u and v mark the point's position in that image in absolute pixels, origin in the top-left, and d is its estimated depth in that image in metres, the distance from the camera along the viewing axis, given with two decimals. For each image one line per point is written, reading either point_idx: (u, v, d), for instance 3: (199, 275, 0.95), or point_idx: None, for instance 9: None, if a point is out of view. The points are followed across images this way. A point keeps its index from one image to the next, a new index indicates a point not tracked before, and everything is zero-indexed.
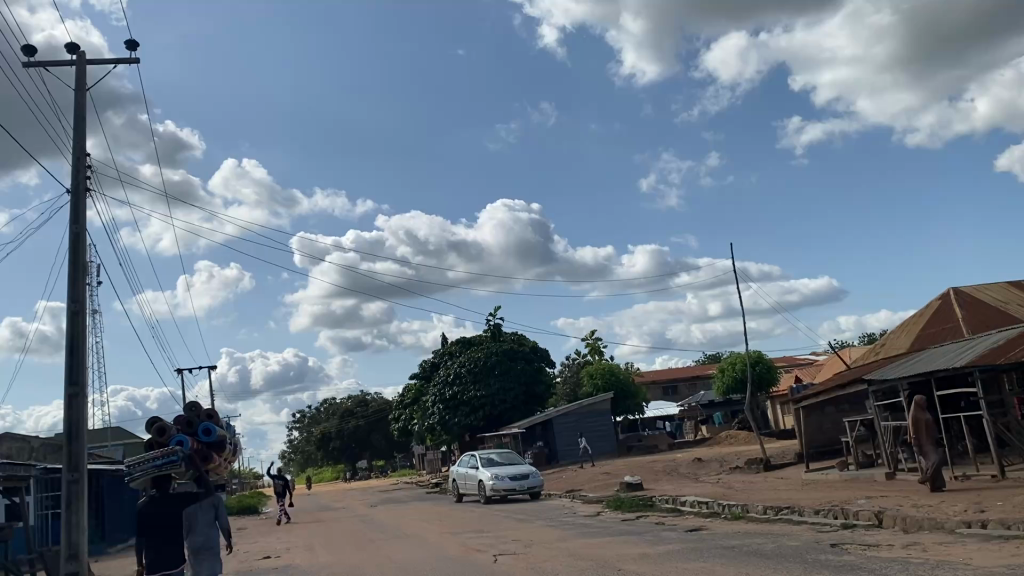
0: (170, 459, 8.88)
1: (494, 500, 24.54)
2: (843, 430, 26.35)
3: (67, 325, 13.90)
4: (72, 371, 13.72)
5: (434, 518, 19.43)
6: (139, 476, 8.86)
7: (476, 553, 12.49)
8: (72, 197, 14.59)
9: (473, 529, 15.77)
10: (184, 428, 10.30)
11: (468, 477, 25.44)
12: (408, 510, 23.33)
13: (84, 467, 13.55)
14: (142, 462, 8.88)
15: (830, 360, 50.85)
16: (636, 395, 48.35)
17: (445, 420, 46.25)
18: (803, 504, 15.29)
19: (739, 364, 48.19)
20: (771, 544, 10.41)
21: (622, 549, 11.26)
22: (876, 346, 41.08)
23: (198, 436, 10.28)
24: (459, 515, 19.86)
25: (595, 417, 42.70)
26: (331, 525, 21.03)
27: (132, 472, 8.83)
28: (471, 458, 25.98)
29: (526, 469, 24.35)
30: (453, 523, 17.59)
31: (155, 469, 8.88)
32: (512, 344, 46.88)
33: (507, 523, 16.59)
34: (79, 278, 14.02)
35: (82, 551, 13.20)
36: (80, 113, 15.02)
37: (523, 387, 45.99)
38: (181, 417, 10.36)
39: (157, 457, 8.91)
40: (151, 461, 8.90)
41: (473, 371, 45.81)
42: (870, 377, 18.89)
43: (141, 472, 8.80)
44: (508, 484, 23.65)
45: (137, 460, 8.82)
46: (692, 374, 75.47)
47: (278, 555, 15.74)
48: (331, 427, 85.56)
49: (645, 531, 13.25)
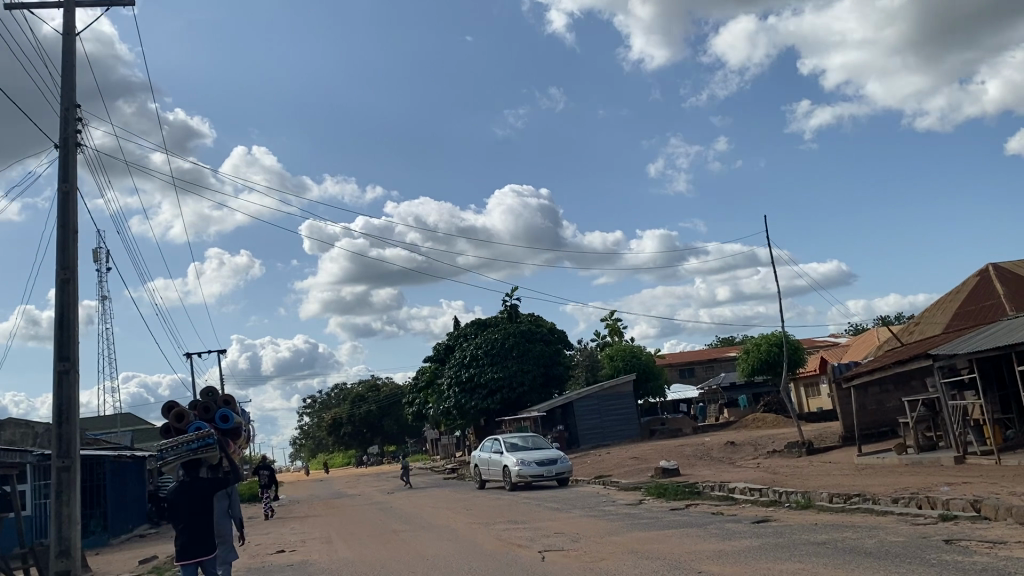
0: (205, 442, 8.81)
1: (520, 486, 23.11)
2: (887, 411, 24.81)
3: (56, 295, 12.43)
4: (63, 346, 12.27)
5: (459, 507, 18.05)
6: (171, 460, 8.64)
7: (516, 549, 11.02)
8: (60, 152, 13.09)
9: (507, 520, 14.32)
10: (200, 413, 9.77)
11: (491, 463, 23.99)
12: (429, 499, 21.95)
13: (76, 453, 12.10)
14: (175, 446, 8.70)
15: (857, 339, 49.19)
16: (658, 378, 46.86)
17: (461, 404, 44.88)
18: (872, 491, 13.84)
19: (764, 345, 46.58)
20: (869, 540, 8.88)
21: (690, 545, 9.75)
22: (910, 326, 39.29)
23: (214, 422, 9.81)
24: (486, 503, 18.48)
25: (617, 399, 41.20)
26: (347, 514, 19.70)
27: (165, 455, 8.62)
28: (494, 443, 24.54)
29: (554, 454, 22.89)
30: (482, 513, 16.19)
31: (189, 453, 8.74)
32: (530, 325, 45.47)
33: (543, 512, 15.16)
34: (69, 242, 12.55)
35: (75, 547, 11.81)
36: (69, 61, 13.49)
37: (542, 370, 44.55)
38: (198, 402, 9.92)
39: (192, 440, 8.81)
40: (184, 446, 8.76)
41: (489, 352, 44.36)
42: (935, 352, 17.23)
43: (175, 455, 8.62)
44: (535, 470, 22.20)
45: (170, 443, 8.65)
46: (709, 357, 73.92)
47: (292, 549, 14.32)
48: (343, 412, 84.44)
49: (705, 522, 11.76)
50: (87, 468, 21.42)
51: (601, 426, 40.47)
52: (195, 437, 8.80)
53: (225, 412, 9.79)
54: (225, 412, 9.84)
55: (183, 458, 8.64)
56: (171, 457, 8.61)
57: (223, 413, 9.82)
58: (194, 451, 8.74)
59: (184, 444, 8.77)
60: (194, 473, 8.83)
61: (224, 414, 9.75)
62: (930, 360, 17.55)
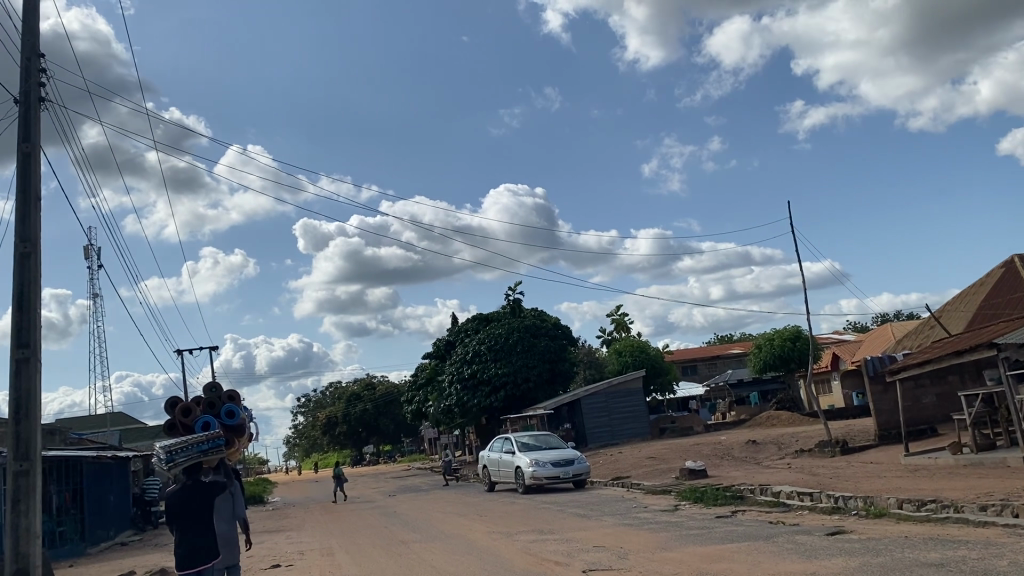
0: (214, 442, 8.12)
1: (533, 489, 21.48)
2: (923, 407, 23.28)
3: (15, 272, 10.73)
4: (22, 331, 10.56)
5: (472, 513, 16.45)
6: (179, 461, 7.92)
7: (554, 566, 9.40)
8: (20, 109, 11.38)
9: (532, 530, 12.71)
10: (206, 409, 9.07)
11: (501, 464, 22.35)
12: (436, 502, 20.32)
13: (37, 455, 10.38)
14: (183, 447, 8.00)
15: (872, 334, 47.71)
16: (667, 374, 45.27)
17: (463, 402, 43.18)
18: (945, 495, 12.30)
19: (776, 340, 45.02)
20: (997, 561, 7.26)
21: (769, 564, 8.11)
22: (942, 313, 37.32)
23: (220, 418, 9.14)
24: (501, 509, 16.88)
25: (626, 396, 39.57)
26: (349, 521, 18.09)
27: (173, 455, 7.89)
28: (505, 442, 22.89)
29: (570, 454, 21.22)
30: (501, 521, 14.57)
31: (197, 454, 8.03)
32: (534, 319, 43.89)
33: (568, 520, 13.56)
34: (31, 212, 10.84)
35: (34, 564, 10.12)
36: (31, 4, 11.77)
37: (547, 365, 42.89)
38: (202, 398, 9.10)
39: (200, 441, 8.12)
40: (194, 447, 8.07)
41: (492, 347, 42.72)
42: (999, 342, 15.61)
43: (185, 455, 7.92)
44: (550, 471, 20.54)
45: (179, 444, 7.95)
46: (712, 354, 72.40)
47: (289, 562, 12.63)
48: (337, 412, 82.56)
49: (767, 536, 10.16)
50: (66, 470, 19.77)
51: (610, 424, 38.88)
52: (204, 437, 8.13)
53: (232, 407, 9.12)
54: (231, 409, 9.13)
55: (193, 460, 7.95)
56: (181, 458, 7.89)
57: (230, 409, 9.15)
58: (202, 452, 8.02)
59: (193, 445, 8.07)
60: (196, 476, 8.07)
61: (231, 410, 9.03)
62: (992, 351, 15.95)
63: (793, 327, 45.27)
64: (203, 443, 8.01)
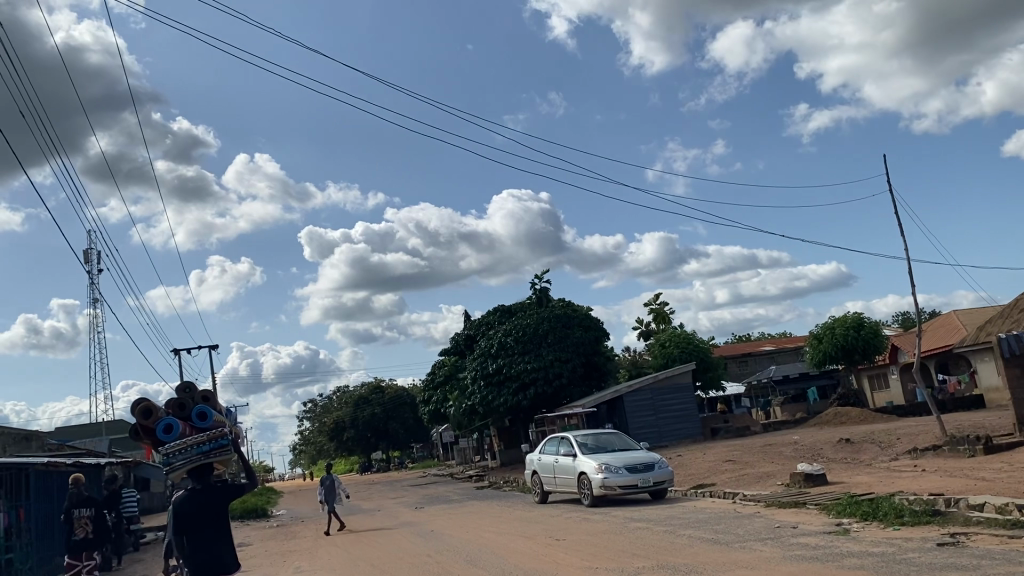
0: (217, 444, 7.52)
1: (602, 501, 17.19)
2: None
3: None
4: None
5: (544, 537, 12.32)
6: (178, 465, 7.40)
7: None
8: None
9: (667, 569, 8.48)
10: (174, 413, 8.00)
11: (558, 470, 18.09)
12: (483, 519, 16.12)
13: None
14: (183, 449, 7.45)
15: (937, 323, 43.31)
16: (715, 367, 40.94)
17: (487, 401, 38.81)
18: None
19: (836, 329, 40.62)
20: None
21: None
22: None
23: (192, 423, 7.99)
24: (581, 529, 12.74)
25: (675, 392, 35.22)
26: (377, 546, 13.97)
27: (172, 458, 7.36)
28: (560, 443, 18.66)
29: (648, 457, 16.93)
30: (595, 552, 10.34)
31: (199, 456, 7.50)
32: (565, 308, 39.70)
33: (707, 554, 9.32)
34: None
35: None
36: None
37: (582, 359, 38.62)
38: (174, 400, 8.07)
39: (203, 442, 7.52)
40: (194, 448, 7.51)
41: (520, 339, 38.43)
42: None
43: (183, 459, 7.35)
44: (626, 479, 16.27)
45: (177, 446, 7.42)
46: (743, 352, 67.65)
47: None
48: (344, 416, 78.10)
49: None
50: (13, 482, 15.51)
51: (656, 423, 34.64)
52: (207, 439, 7.52)
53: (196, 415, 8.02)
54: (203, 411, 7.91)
55: (193, 462, 7.40)
56: (178, 462, 7.40)
57: (200, 412, 7.99)
58: (205, 454, 7.47)
59: (192, 446, 7.50)
60: (205, 478, 7.68)
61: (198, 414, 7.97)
62: None
63: (855, 314, 40.88)
64: (204, 447, 7.45)
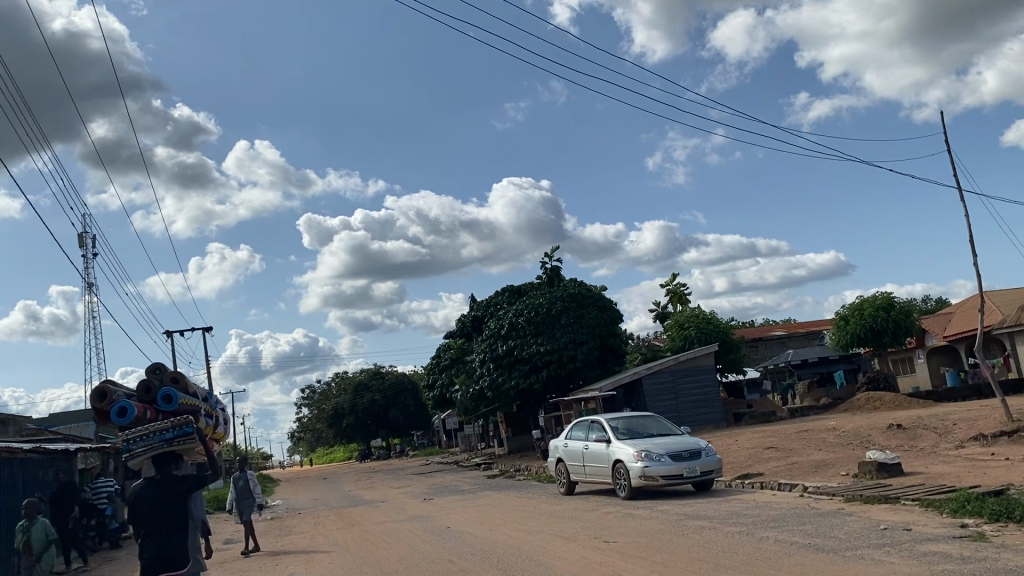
0: (183, 430, 5.89)
1: (640, 493, 15.10)
2: None
3: None
4: None
5: (588, 539, 10.19)
6: (137, 453, 5.76)
7: None
8: None
9: None
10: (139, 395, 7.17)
11: (588, 457, 16.00)
12: (506, 513, 14.03)
13: None
14: (144, 435, 5.83)
15: (967, 304, 41.20)
16: (736, 350, 38.85)
17: (496, 384, 36.77)
18: None
19: (865, 311, 38.46)
20: None
21: None
22: None
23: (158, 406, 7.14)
24: (629, 529, 10.63)
25: (696, 375, 33.12)
26: (385, 546, 11.84)
27: (130, 445, 5.75)
28: (590, 427, 16.56)
29: (692, 442, 14.83)
30: (660, 561, 8.23)
31: (161, 445, 5.83)
32: (579, 288, 37.58)
33: (818, 567, 7.16)
34: None
35: None
36: None
37: (596, 341, 36.53)
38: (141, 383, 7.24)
39: (165, 428, 5.88)
40: (157, 435, 5.86)
41: (530, 320, 36.30)
42: None
43: (144, 445, 5.74)
44: (670, 468, 14.17)
45: (139, 430, 5.82)
46: (754, 336, 65.48)
47: None
48: (343, 403, 76.12)
49: None
50: None
51: (676, 408, 32.60)
52: (172, 425, 5.91)
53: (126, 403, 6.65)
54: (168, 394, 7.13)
55: (154, 451, 5.73)
56: (139, 447, 5.75)
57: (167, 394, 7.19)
58: (169, 443, 5.80)
59: (157, 432, 5.87)
60: (170, 469, 5.82)
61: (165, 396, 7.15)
62: None
63: (884, 294, 38.75)
64: (167, 432, 5.82)
